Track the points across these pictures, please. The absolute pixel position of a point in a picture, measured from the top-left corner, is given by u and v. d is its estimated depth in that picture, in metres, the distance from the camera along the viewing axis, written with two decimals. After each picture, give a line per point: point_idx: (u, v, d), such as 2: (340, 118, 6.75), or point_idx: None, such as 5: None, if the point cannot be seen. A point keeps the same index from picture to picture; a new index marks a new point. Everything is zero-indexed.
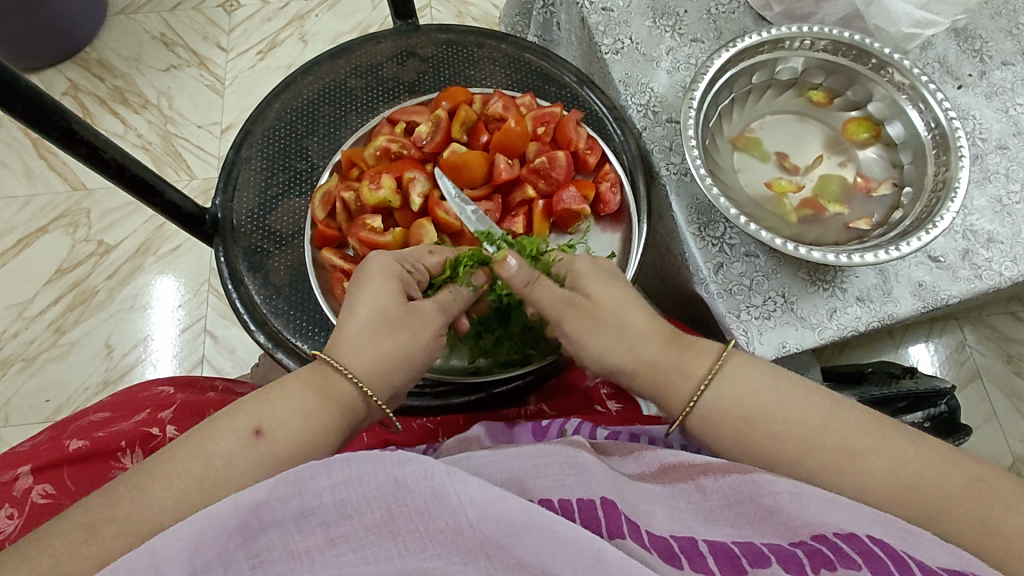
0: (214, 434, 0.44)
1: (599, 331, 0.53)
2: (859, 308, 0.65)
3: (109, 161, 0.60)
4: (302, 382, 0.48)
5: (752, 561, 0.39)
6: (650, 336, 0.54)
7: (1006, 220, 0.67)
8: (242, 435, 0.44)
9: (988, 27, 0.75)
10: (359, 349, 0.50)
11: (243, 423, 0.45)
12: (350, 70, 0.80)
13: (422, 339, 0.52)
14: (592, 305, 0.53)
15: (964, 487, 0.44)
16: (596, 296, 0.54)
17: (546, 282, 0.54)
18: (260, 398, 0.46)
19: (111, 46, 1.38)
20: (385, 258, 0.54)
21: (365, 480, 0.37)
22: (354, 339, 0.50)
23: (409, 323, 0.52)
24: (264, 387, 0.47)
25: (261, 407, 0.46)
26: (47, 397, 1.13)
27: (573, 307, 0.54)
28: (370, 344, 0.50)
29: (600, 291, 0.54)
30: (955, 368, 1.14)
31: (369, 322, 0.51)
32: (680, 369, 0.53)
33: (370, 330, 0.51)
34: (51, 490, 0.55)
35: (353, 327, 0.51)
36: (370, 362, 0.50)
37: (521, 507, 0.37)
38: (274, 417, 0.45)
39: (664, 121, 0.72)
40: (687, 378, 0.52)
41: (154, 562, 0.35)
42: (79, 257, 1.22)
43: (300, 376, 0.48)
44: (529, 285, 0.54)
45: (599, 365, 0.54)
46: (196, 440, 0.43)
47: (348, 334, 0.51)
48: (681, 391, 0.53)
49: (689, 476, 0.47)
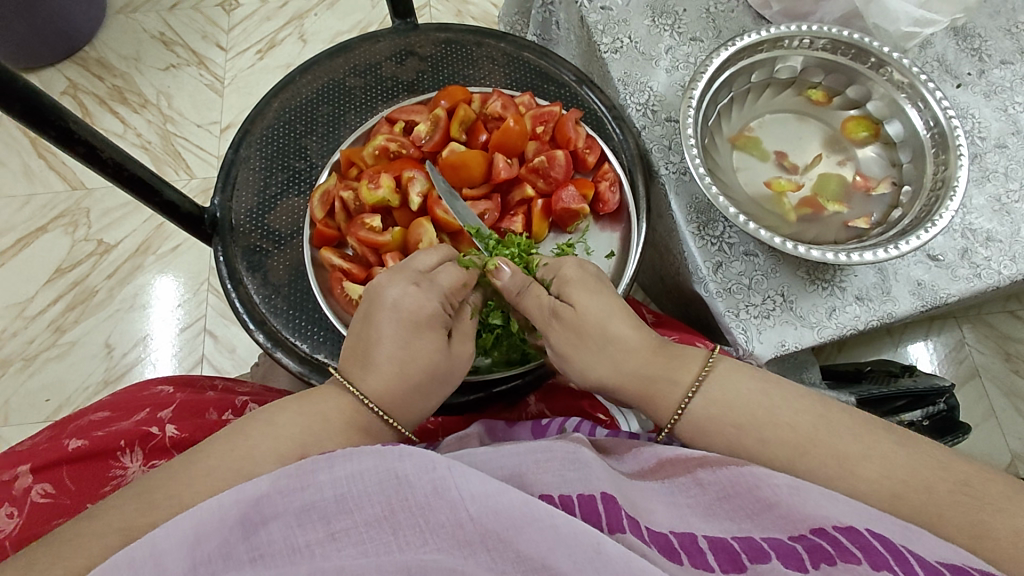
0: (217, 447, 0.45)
1: (591, 336, 0.53)
2: (858, 307, 0.65)
3: (107, 161, 0.60)
4: (337, 406, 0.50)
5: (752, 557, 0.38)
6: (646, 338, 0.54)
7: (1004, 219, 0.67)
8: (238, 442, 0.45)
9: (987, 25, 0.75)
10: (392, 390, 0.51)
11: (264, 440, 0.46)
12: (348, 69, 0.80)
13: (449, 381, 0.54)
14: (577, 317, 0.53)
15: (954, 490, 0.44)
16: (582, 306, 0.54)
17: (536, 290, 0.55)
18: (299, 416, 0.48)
19: (110, 45, 1.38)
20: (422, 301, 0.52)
21: (366, 475, 0.38)
22: (388, 379, 0.51)
23: (439, 372, 0.53)
24: (301, 404, 0.49)
25: (304, 432, 0.47)
26: (47, 396, 1.13)
27: (557, 317, 0.54)
28: (401, 389, 0.51)
29: (585, 300, 0.54)
30: (954, 367, 1.15)
31: (405, 368, 0.51)
32: (669, 380, 0.53)
33: (406, 377, 0.51)
34: (51, 489, 0.55)
35: (387, 369, 0.51)
36: (400, 404, 0.52)
37: (518, 500, 0.37)
38: (314, 445, 0.47)
39: (663, 120, 0.72)
40: (675, 386, 0.53)
41: (153, 555, 0.35)
42: (79, 256, 1.22)
43: (335, 396, 0.50)
44: (519, 293, 0.55)
45: (588, 375, 0.55)
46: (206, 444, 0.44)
47: (381, 372, 0.51)
48: (671, 398, 0.52)
49: (688, 469, 0.47)
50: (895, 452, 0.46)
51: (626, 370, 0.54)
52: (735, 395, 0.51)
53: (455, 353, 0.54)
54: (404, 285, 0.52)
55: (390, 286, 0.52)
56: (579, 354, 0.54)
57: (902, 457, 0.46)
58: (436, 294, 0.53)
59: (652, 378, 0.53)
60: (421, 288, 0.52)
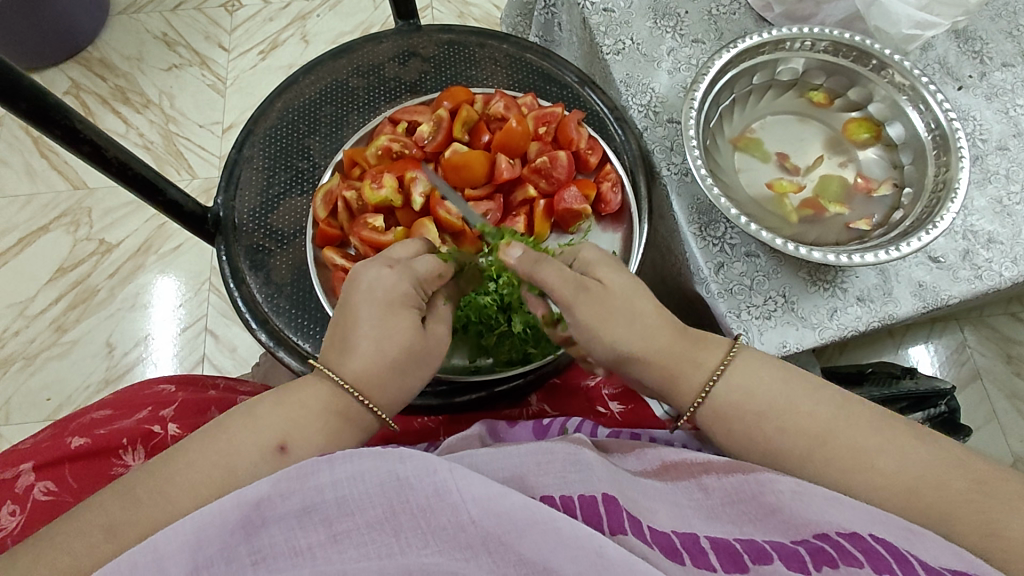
0: (221, 445, 0.45)
1: (619, 309, 0.52)
2: (859, 308, 0.66)
3: (111, 160, 0.61)
4: (319, 398, 0.48)
5: (754, 558, 0.39)
6: (652, 338, 0.53)
7: (1006, 221, 0.68)
8: (246, 442, 0.45)
9: (988, 28, 0.75)
10: (377, 375, 0.50)
11: (254, 429, 0.46)
12: (351, 70, 0.80)
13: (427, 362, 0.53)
14: (606, 291, 0.52)
15: (968, 488, 0.44)
16: (607, 282, 0.53)
17: (554, 263, 0.51)
18: (278, 407, 0.48)
19: (112, 45, 1.39)
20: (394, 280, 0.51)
21: (366, 476, 0.38)
22: (372, 364, 0.49)
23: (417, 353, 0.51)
24: (282, 395, 0.48)
25: (284, 420, 0.47)
26: (47, 395, 1.13)
27: (585, 291, 0.51)
28: (381, 370, 0.50)
29: (611, 278, 0.53)
30: (955, 369, 1.15)
31: (388, 351, 0.50)
32: (692, 360, 0.53)
33: (384, 360, 0.50)
34: (52, 487, 0.55)
35: (370, 354, 0.49)
36: (379, 386, 0.50)
37: (521, 503, 0.37)
38: (299, 437, 0.47)
39: (665, 121, 0.72)
40: (699, 368, 0.53)
41: (156, 557, 0.35)
42: (80, 256, 1.22)
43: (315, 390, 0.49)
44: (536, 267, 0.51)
45: (612, 353, 0.53)
46: (208, 446, 0.44)
47: (360, 357, 0.49)
48: (693, 380, 0.53)
49: (691, 474, 0.47)
50: (902, 452, 0.46)
51: (659, 347, 0.53)
52: (741, 394, 0.51)
53: (431, 332, 0.53)
54: (377, 265, 0.52)
55: (364, 270, 0.52)
56: (612, 328, 0.52)
57: (910, 457, 0.46)
58: (410, 276, 0.52)
59: (675, 357, 0.53)
60: (394, 270, 0.51)
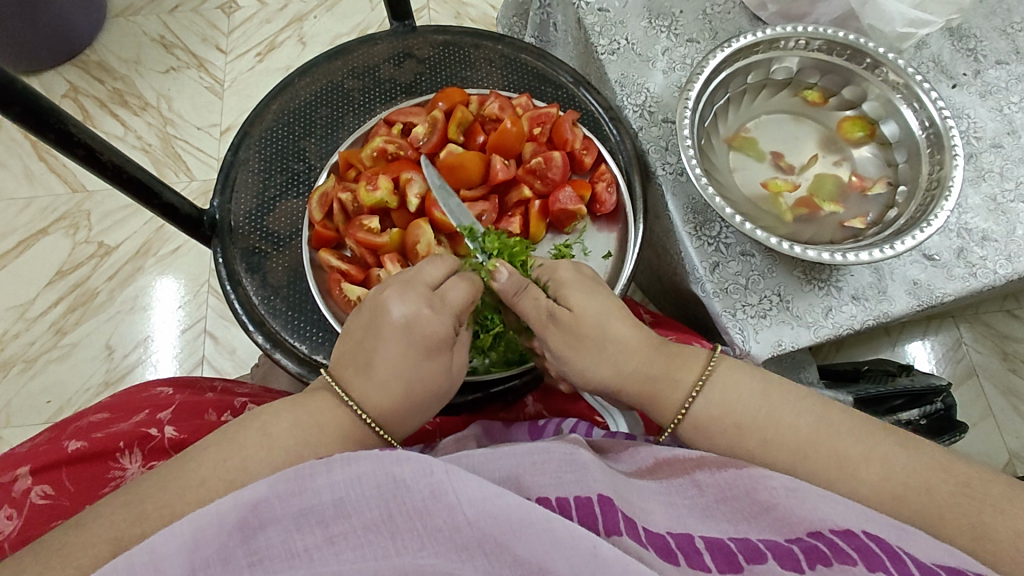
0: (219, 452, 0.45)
1: (589, 339, 0.53)
2: (854, 307, 0.66)
3: (106, 163, 0.61)
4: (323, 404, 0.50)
5: (748, 557, 0.39)
6: (637, 354, 0.53)
7: (1000, 219, 0.68)
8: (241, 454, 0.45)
9: (982, 26, 0.75)
10: (391, 403, 0.51)
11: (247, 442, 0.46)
12: (346, 72, 0.81)
13: (444, 391, 0.54)
14: (577, 322, 0.52)
15: (954, 492, 0.44)
16: (578, 308, 0.53)
17: (534, 292, 0.54)
18: (283, 413, 0.49)
19: (110, 48, 1.39)
20: (424, 318, 0.51)
21: (364, 479, 0.38)
22: (383, 392, 0.51)
23: (435, 385, 0.53)
24: (296, 399, 0.51)
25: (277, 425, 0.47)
26: (48, 398, 1.14)
27: (557, 324, 0.53)
28: (396, 399, 0.51)
29: (585, 306, 0.53)
30: (952, 366, 1.15)
31: (403, 381, 0.51)
32: (670, 379, 0.53)
33: (401, 389, 0.51)
34: (50, 491, 0.56)
35: (383, 380, 0.51)
36: (393, 414, 0.52)
37: (516, 503, 0.37)
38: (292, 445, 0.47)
39: (660, 122, 0.73)
40: (676, 387, 0.53)
41: (153, 559, 0.35)
42: (79, 259, 1.22)
43: (323, 399, 0.51)
44: (519, 294, 0.53)
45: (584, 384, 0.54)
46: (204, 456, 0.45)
47: (378, 388, 0.51)
48: (671, 399, 0.53)
49: (683, 471, 0.47)
50: (893, 456, 0.46)
51: (626, 372, 0.53)
52: (734, 402, 0.51)
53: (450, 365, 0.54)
54: (404, 296, 0.51)
55: (395, 301, 0.51)
56: (580, 357, 0.53)
57: (899, 461, 0.46)
58: (440, 311, 0.51)
59: (651, 382, 0.53)
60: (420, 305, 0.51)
